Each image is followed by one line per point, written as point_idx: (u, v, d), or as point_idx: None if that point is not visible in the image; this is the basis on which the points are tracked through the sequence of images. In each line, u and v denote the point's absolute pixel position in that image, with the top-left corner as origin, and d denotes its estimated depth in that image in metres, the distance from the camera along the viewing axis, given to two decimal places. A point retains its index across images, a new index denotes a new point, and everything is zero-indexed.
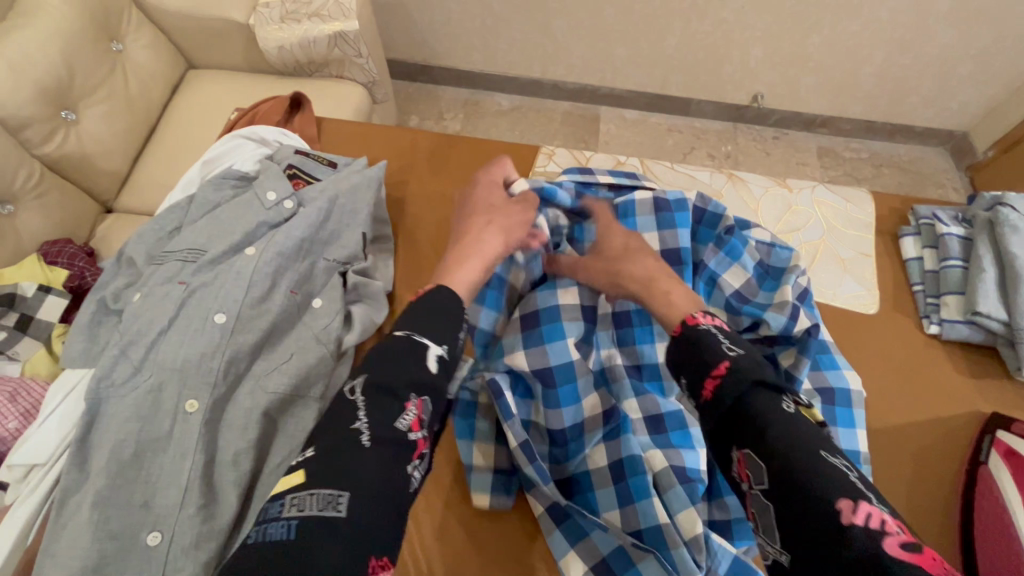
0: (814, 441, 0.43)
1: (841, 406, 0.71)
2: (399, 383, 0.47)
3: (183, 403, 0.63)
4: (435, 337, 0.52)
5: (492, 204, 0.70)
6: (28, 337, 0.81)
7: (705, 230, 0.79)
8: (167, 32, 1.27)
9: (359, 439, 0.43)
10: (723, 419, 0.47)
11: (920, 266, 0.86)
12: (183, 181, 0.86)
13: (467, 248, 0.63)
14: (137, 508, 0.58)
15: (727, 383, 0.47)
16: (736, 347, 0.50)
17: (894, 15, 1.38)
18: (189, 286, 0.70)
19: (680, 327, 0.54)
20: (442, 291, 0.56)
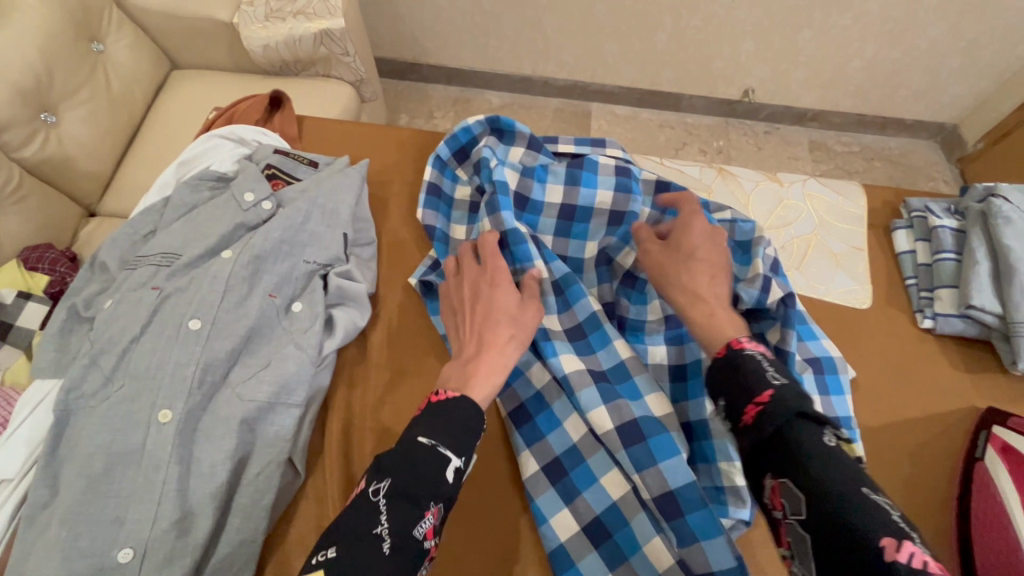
0: (854, 476, 0.44)
1: (831, 374, 0.71)
2: (421, 491, 0.49)
3: (157, 413, 0.60)
4: (456, 448, 0.53)
5: (510, 312, 0.63)
6: (7, 344, 0.79)
7: (674, 202, 0.78)
8: (149, 31, 1.24)
9: (381, 546, 0.46)
10: (765, 444, 0.49)
11: (913, 259, 0.85)
12: (159, 183, 0.84)
13: (492, 369, 0.59)
14: (107, 524, 0.56)
15: (771, 414, 0.49)
16: (781, 377, 0.51)
17: (884, 8, 1.36)
18: (162, 291, 0.67)
19: (726, 349, 0.56)
20: (466, 402, 0.55)
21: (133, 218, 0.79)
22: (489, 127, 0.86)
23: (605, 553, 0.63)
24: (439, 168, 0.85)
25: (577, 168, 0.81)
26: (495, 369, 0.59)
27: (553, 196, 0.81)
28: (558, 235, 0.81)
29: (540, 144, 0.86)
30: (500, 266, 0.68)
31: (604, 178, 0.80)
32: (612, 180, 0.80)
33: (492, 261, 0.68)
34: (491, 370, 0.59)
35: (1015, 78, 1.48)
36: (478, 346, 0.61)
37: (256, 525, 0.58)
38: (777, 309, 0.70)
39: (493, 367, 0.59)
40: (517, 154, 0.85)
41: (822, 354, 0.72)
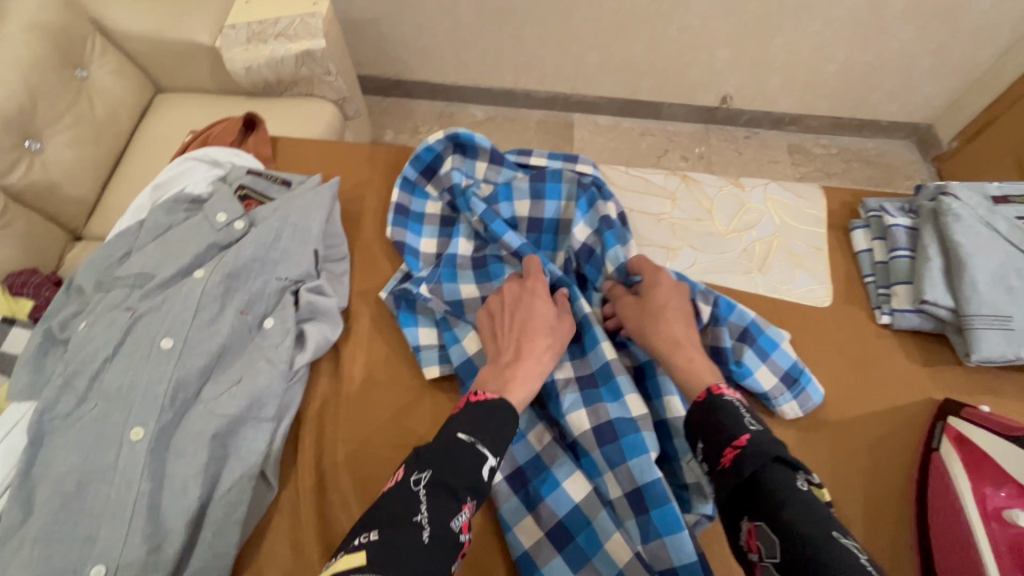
0: (825, 518, 0.46)
1: (761, 336, 0.75)
2: (461, 484, 0.52)
3: (130, 431, 0.61)
4: (493, 448, 0.55)
5: (548, 325, 0.68)
6: None
7: (611, 235, 0.79)
8: (134, 57, 1.27)
9: (421, 533, 0.48)
10: (740, 486, 0.51)
11: (871, 258, 0.87)
12: (134, 206, 0.86)
13: (529, 375, 0.63)
14: (82, 542, 0.57)
15: (747, 457, 0.51)
16: (756, 422, 0.54)
17: (852, 13, 1.41)
18: (135, 311, 0.69)
19: (705, 394, 0.58)
20: (507, 404, 0.59)
21: (109, 242, 0.81)
22: (451, 144, 0.88)
23: (570, 554, 0.64)
24: (406, 186, 0.88)
25: (540, 181, 0.83)
26: (531, 375, 0.63)
27: (519, 210, 0.84)
28: None
29: (502, 156, 0.88)
30: (540, 282, 0.71)
31: (564, 188, 0.84)
32: (573, 190, 0.83)
33: (534, 277, 0.72)
34: (529, 378, 0.63)
35: (984, 77, 1.53)
36: (517, 353, 0.65)
37: (228, 539, 0.59)
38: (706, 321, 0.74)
39: (531, 373, 0.63)
40: (482, 170, 0.89)
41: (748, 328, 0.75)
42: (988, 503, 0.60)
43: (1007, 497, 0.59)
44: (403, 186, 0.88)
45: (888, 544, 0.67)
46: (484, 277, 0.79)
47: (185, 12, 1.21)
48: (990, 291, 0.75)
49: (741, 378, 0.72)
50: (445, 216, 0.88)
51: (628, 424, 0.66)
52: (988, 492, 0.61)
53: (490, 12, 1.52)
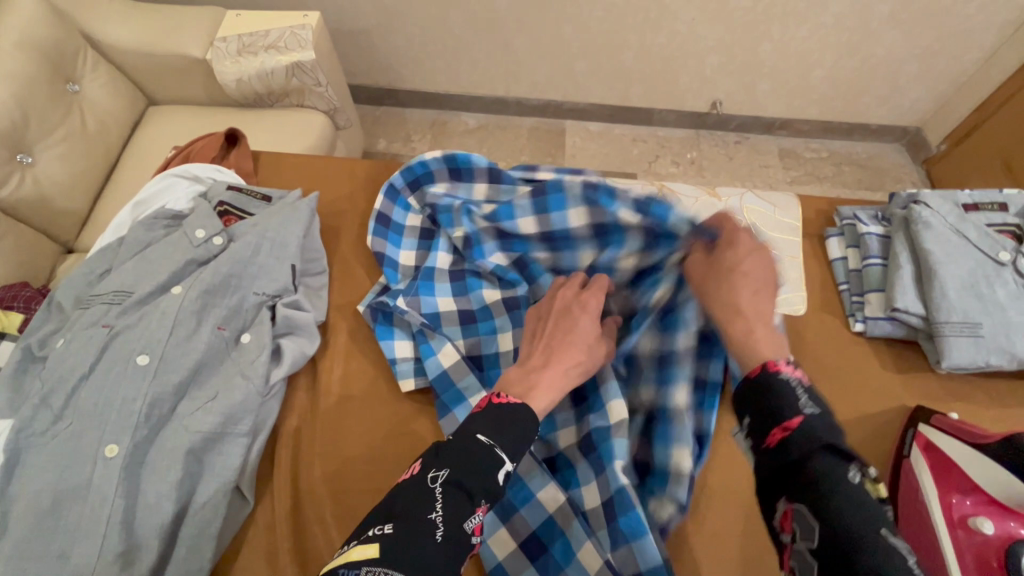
0: (874, 518, 0.42)
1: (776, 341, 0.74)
2: (476, 486, 0.50)
3: (104, 448, 0.62)
4: (510, 452, 0.54)
5: (588, 342, 0.66)
6: None
7: (656, 208, 0.72)
8: (126, 70, 1.28)
9: (434, 532, 0.47)
10: (786, 466, 0.46)
11: (845, 266, 0.88)
12: (115, 223, 0.87)
13: (553, 386, 0.61)
14: (55, 558, 0.57)
15: (796, 442, 0.46)
16: (814, 405, 0.48)
17: (838, 20, 1.43)
18: (112, 328, 0.70)
19: (759, 368, 0.52)
20: (530, 417, 0.57)
21: (90, 258, 0.82)
22: (447, 164, 0.89)
23: (542, 566, 0.65)
24: (393, 194, 0.89)
25: (541, 194, 0.80)
26: (554, 386, 0.61)
27: (525, 224, 0.81)
28: (548, 255, 0.82)
29: (501, 173, 0.89)
30: (595, 300, 0.70)
31: (570, 195, 0.79)
32: (580, 194, 0.78)
33: (592, 294, 0.71)
34: (553, 388, 0.61)
35: (971, 81, 1.54)
36: (548, 360, 0.63)
37: (202, 554, 0.60)
38: None
39: (554, 382, 0.62)
40: (481, 190, 0.89)
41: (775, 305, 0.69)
42: (954, 511, 0.61)
43: (972, 506, 0.61)
44: (388, 194, 0.89)
45: None
46: (461, 289, 0.83)
47: (177, 26, 1.23)
48: (960, 298, 0.76)
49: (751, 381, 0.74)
50: (427, 231, 0.88)
51: (605, 433, 0.68)
52: (955, 500, 0.62)
53: (480, 21, 1.54)
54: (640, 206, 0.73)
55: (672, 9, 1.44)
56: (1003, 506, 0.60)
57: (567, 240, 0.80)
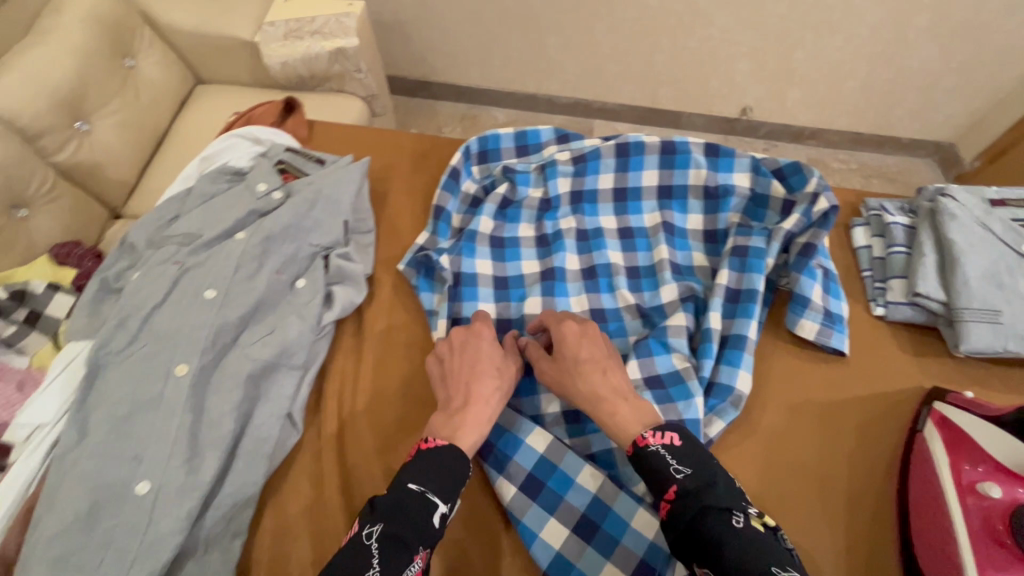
0: (765, 557, 0.50)
1: (834, 295, 0.84)
2: (410, 535, 0.54)
3: (175, 368, 0.68)
4: (444, 494, 0.58)
5: (495, 366, 0.71)
6: (36, 332, 0.87)
7: (724, 160, 0.92)
8: (178, 51, 1.37)
9: None
10: (681, 536, 0.55)
11: (869, 253, 0.90)
12: (183, 176, 0.94)
13: (478, 419, 0.66)
14: (129, 460, 0.63)
15: (682, 510, 0.55)
16: (683, 467, 0.58)
17: (874, 31, 1.44)
18: (183, 265, 0.77)
19: (631, 448, 0.61)
20: (455, 452, 0.61)
21: (158, 206, 0.89)
22: (516, 141, 1.00)
23: (543, 502, 0.70)
24: (466, 157, 0.98)
25: (626, 153, 0.94)
26: (480, 420, 0.66)
27: (606, 185, 0.95)
28: (617, 212, 0.95)
29: (569, 138, 1.00)
30: (483, 332, 0.75)
31: (649, 158, 0.95)
32: (657, 157, 0.94)
33: (478, 326, 0.75)
34: (478, 421, 0.65)
35: (1009, 98, 1.54)
36: (466, 397, 0.67)
37: (257, 470, 0.66)
38: (797, 259, 0.84)
39: (475, 415, 0.66)
40: (551, 151, 0.98)
41: (822, 188, 0.84)
42: (963, 477, 0.63)
43: (984, 472, 0.62)
44: (461, 154, 0.97)
45: (869, 514, 0.70)
46: (499, 256, 0.91)
47: (229, 10, 1.31)
48: (982, 286, 0.78)
49: (836, 330, 0.81)
50: (479, 195, 0.96)
51: (673, 376, 0.76)
52: (965, 467, 0.64)
53: (518, 18, 1.60)
54: (710, 162, 0.93)
55: (706, 15, 1.48)
56: (1011, 472, 0.61)
57: (636, 199, 0.95)
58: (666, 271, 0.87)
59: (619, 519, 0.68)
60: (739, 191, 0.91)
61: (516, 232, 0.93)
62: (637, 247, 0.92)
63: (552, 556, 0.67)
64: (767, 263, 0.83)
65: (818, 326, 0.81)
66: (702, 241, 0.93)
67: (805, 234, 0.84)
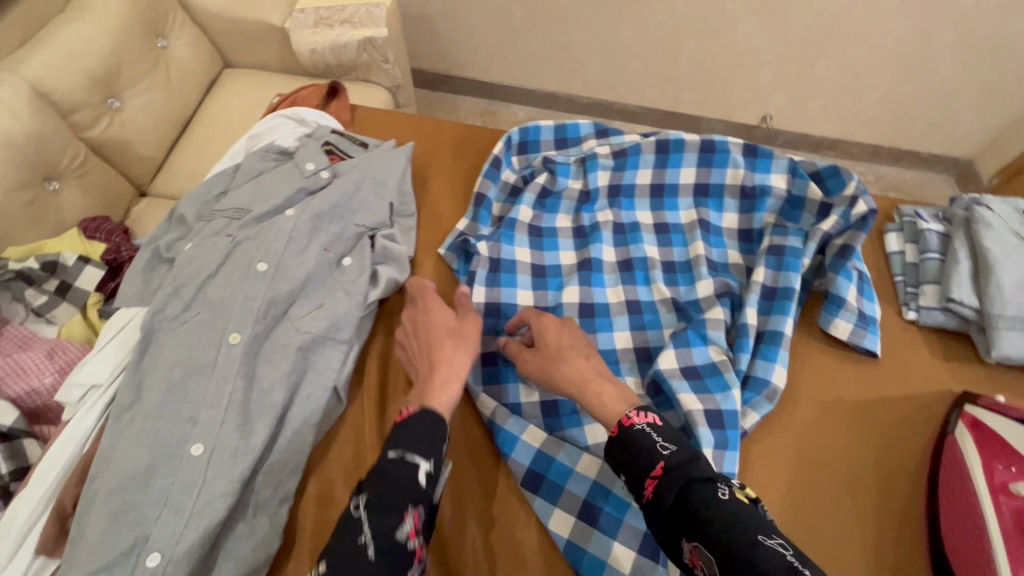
0: (750, 525, 0.48)
1: (867, 297, 0.85)
2: (395, 498, 0.51)
3: (229, 335, 0.70)
4: (424, 452, 0.56)
5: (446, 330, 0.70)
6: (66, 303, 0.90)
7: (761, 161, 0.94)
8: (209, 34, 1.38)
9: (366, 552, 0.47)
10: (668, 512, 0.53)
11: (902, 259, 0.92)
12: (231, 152, 0.96)
13: (448, 378, 0.64)
14: (184, 423, 0.65)
15: (667, 485, 0.53)
16: (668, 444, 0.57)
17: (899, 44, 1.45)
18: (235, 238, 0.79)
19: (616, 427, 0.60)
20: (426, 411, 0.59)
21: (207, 181, 0.91)
22: (556, 134, 1.03)
23: (546, 493, 0.71)
24: (507, 148, 1.00)
25: (666, 150, 0.96)
26: (448, 376, 0.64)
27: (644, 180, 0.97)
28: (653, 208, 0.96)
29: (608, 132, 1.02)
30: (430, 301, 0.75)
31: (687, 156, 0.96)
32: (696, 156, 0.96)
33: (424, 298, 0.76)
34: (448, 381, 0.64)
35: None
36: (430, 364, 0.67)
37: (305, 438, 0.68)
38: (832, 260, 0.86)
39: (446, 376, 0.65)
40: (591, 145, 1.01)
41: (860, 191, 0.85)
42: (995, 477, 0.65)
43: (1015, 473, 0.64)
44: (502, 144, 0.99)
45: (896, 509, 0.72)
46: (537, 245, 0.92)
47: None
48: (1016, 294, 0.79)
49: (869, 331, 0.82)
50: (519, 184, 0.98)
51: (710, 367, 0.77)
52: (997, 468, 0.66)
53: (545, 17, 1.61)
54: (748, 162, 0.94)
55: (732, 20, 1.49)
56: None
57: (673, 196, 0.96)
58: (702, 266, 0.88)
59: (618, 499, 0.70)
60: (776, 192, 0.92)
61: (554, 223, 0.95)
62: (673, 242, 0.93)
63: (566, 539, 0.68)
64: (804, 262, 0.84)
65: (851, 326, 0.82)
66: (737, 239, 0.94)
67: (843, 236, 0.85)
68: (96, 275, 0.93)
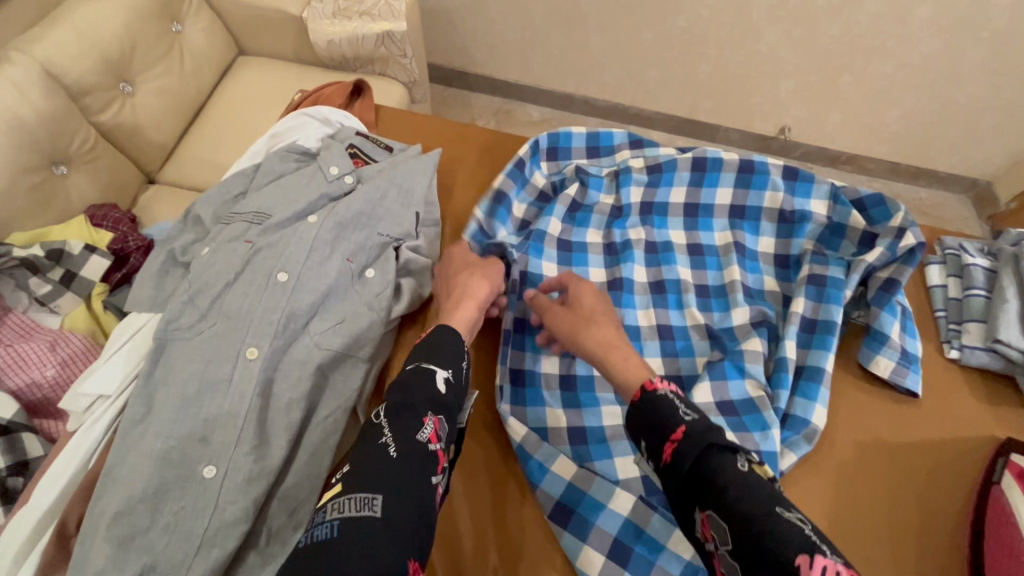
0: (767, 498, 0.47)
1: (909, 335, 0.82)
2: (417, 402, 0.56)
3: (246, 349, 0.67)
4: (442, 363, 0.61)
5: (467, 261, 0.78)
6: (71, 293, 0.87)
7: (802, 185, 0.90)
8: (226, 21, 1.33)
9: (387, 450, 0.51)
10: (684, 479, 0.52)
11: (944, 293, 0.88)
12: (252, 150, 0.92)
13: (465, 300, 0.71)
14: (196, 442, 0.62)
15: (684, 450, 0.52)
16: (691, 411, 0.54)
17: (925, 60, 1.40)
18: (254, 244, 0.76)
19: (639, 392, 0.58)
20: (445, 329, 0.65)
21: (225, 180, 0.87)
22: (587, 143, 0.98)
23: (575, 529, 0.68)
24: (534, 151, 0.95)
25: (702, 169, 0.92)
26: (468, 297, 0.71)
27: (677, 199, 0.93)
28: (687, 228, 0.93)
29: (642, 144, 0.98)
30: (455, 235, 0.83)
31: (725, 175, 0.92)
32: (734, 176, 0.92)
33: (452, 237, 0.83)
34: (462, 300, 0.71)
35: None
36: (450, 287, 0.74)
37: (322, 462, 0.64)
38: (875, 295, 0.83)
39: (466, 300, 0.71)
40: (624, 157, 0.97)
41: (909, 223, 0.81)
42: None
43: None
44: (530, 147, 0.95)
45: (936, 561, 0.68)
46: (566, 261, 0.89)
47: None
48: None
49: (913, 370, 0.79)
50: (549, 193, 0.94)
51: (749, 404, 0.75)
52: None
53: (566, 17, 1.57)
54: (788, 185, 0.90)
55: (757, 29, 1.45)
56: None
57: (708, 216, 0.93)
58: (739, 293, 0.85)
59: (651, 539, 0.66)
60: (817, 218, 0.89)
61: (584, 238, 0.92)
62: (707, 265, 0.90)
63: None
64: (846, 295, 0.81)
65: (892, 363, 0.79)
66: (773, 265, 0.90)
67: (888, 268, 0.82)
68: (103, 265, 0.89)
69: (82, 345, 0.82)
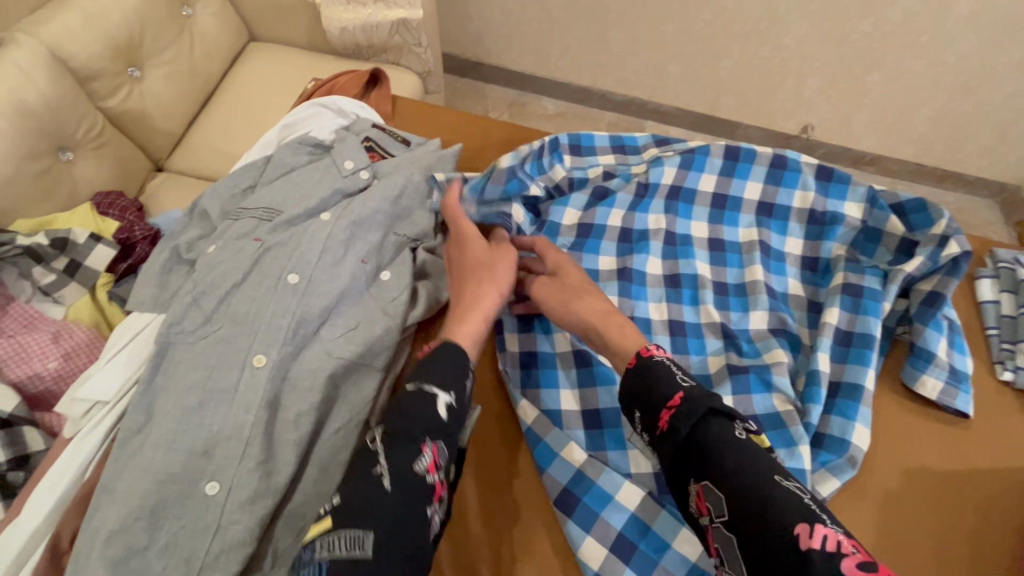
0: (765, 466, 0.48)
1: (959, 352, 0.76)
2: (415, 429, 0.51)
3: (252, 358, 0.63)
4: (443, 384, 0.54)
5: (478, 258, 0.70)
6: (76, 283, 0.83)
7: (836, 186, 0.84)
8: (237, 7, 1.28)
9: (381, 483, 0.47)
10: (681, 448, 0.52)
11: (997, 310, 0.82)
12: (262, 141, 0.88)
13: (475, 313, 0.64)
14: (199, 456, 0.58)
15: (681, 417, 0.52)
16: (688, 378, 0.55)
17: (959, 59, 1.33)
18: (263, 243, 0.71)
19: (635, 358, 0.59)
20: (449, 346, 0.58)
21: (234, 173, 0.83)
22: (611, 142, 0.91)
23: (580, 519, 0.63)
24: (554, 149, 0.87)
25: (733, 163, 0.87)
26: (476, 311, 0.64)
27: (704, 193, 0.87)
28: (711, 221, 0.87)
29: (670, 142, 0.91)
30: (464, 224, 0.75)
31: (756, 169, 0.87)
32: (765, 171, 0.86)
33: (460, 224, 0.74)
34: (467, 311, 0.64)
35: None
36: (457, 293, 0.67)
37: (333, 479, 0.59)
38: (916, 310, 0.77)
39: (473, 312, 0.64)
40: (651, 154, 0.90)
41: (952, 231, 0.75)
42: None
43: None
44: (551, 142, 0.87)
45: None
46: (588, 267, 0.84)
47: None
48: None
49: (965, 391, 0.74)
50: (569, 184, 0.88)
51: (774, 418, 0.70)
52: None
53: (586, 8, 1.50)
54: (820, 186, 0.85)
55: (784, 22, 1.37)
56: None
57: (735, 210, 0.87)
58: (761, 294, 0.79)
59: (658, 538, 0.62)
60: (849, 222, 0.83)
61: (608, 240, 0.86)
62: (727, 262, 0.84)
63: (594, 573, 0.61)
64: (885, 307, 0.76)
65: (940, 383, 0.74)
66: (802, 268, 0.84)
67: (931, 278, 0.77)
68: (109, 254, 0.85)
69: (86, 338, 0.79)
